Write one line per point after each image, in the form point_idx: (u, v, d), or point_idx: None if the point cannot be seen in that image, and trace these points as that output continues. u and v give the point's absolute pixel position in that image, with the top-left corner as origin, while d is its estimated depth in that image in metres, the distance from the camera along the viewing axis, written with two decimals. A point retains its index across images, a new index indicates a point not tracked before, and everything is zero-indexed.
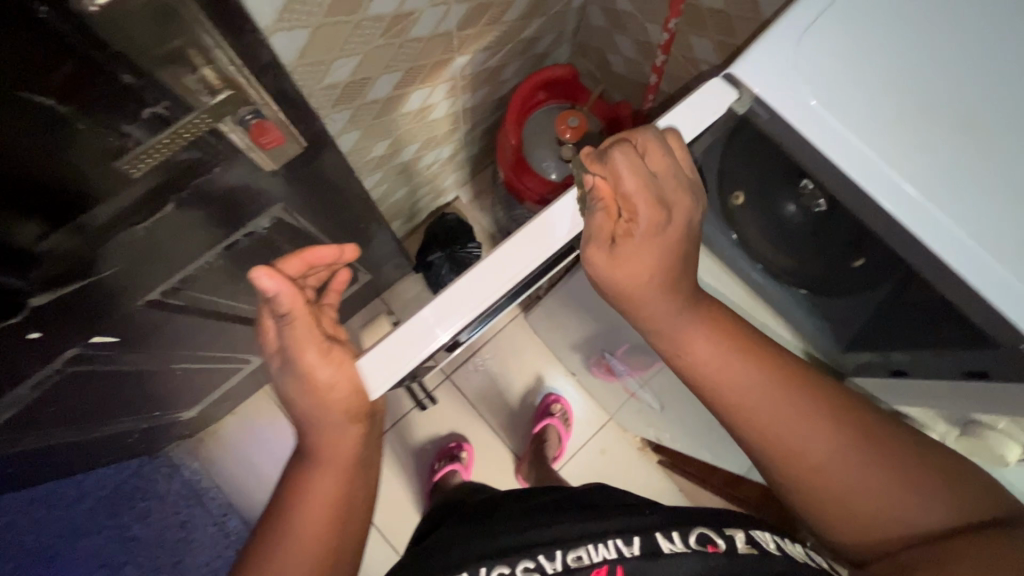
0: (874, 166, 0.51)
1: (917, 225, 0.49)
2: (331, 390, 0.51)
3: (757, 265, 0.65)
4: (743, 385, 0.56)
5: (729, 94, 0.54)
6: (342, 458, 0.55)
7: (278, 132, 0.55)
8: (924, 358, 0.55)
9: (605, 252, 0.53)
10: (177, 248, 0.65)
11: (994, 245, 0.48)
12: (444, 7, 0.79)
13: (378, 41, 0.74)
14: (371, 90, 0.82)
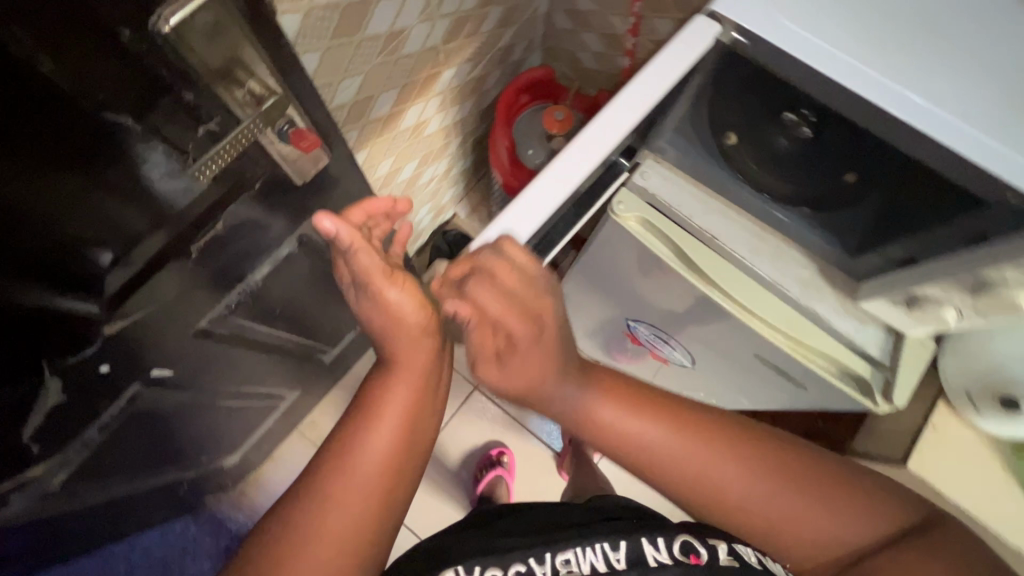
0: (852, 71, 0.57)
1: (901, 113, 0.56)
2: (402, 311, 0.56)
3: (762, 195, 0.68)
4: (642, 435, 0.57)
5: (712, 28, 0.61)
6: (415, 372, 0.56)
7: (313, 136, 0.61)
8: (931, 238, 0.58)
9: (490, 361, 0.57)
10: (223, 269, 0.69)
11: (971, 121, 0.55)
12: (428, 24, 0.86)
13: (378, 59, 0.80)
14: (372, 109, 0.88)
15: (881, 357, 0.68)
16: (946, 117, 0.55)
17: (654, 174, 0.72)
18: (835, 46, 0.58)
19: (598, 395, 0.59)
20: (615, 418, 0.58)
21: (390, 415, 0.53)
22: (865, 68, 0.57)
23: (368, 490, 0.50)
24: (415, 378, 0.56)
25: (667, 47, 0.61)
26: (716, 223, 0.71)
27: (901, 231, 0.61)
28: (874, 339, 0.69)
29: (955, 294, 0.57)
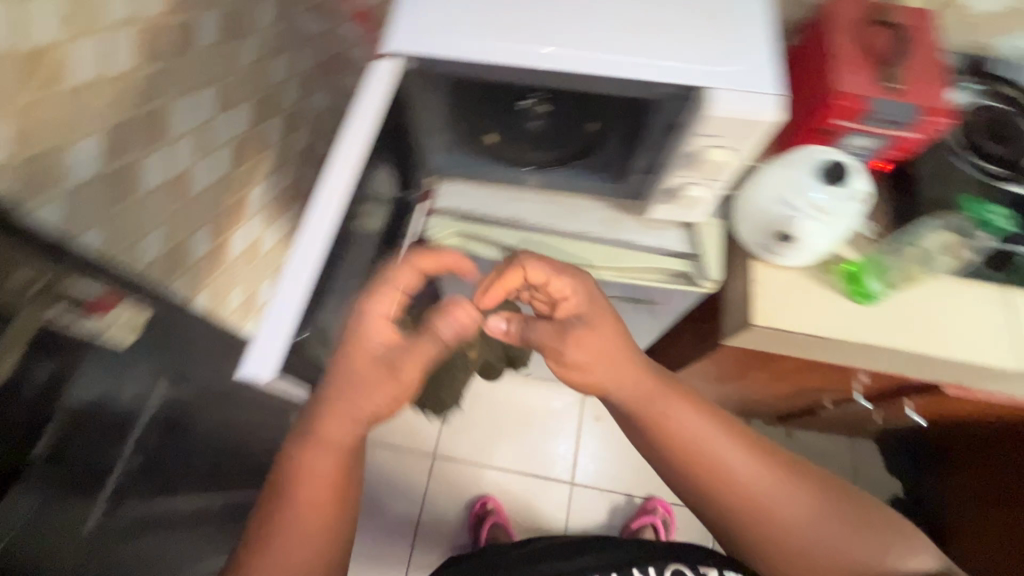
0: (512, 54, 0.59)
1: (572, 69, 0.58)
2: (371, 391, 0.52)
3: (532, 169, 0.79)
4: (703, 436, 0.56)
5: (396, 63, 0.59)
6: (342, 439, 0.51)
7: (112, 298, 0.71)
8: (649, 148, 0.67)
9: (582, 333, 0.60)
10: (84, 458, 0.67)
11: (634, 44, 0.60)
12: (209, 157, 0.92)
13: (169, 207, 0.85)
14: (191, 250, 0.92)
15: (688, 250, 0.79)
16: (619, 60, 0.59)
17: (450, 193, 0.83)
18: (498, 40, 0.59)
19: (670, 403, 0.57)
20: (677, 419, 0.56)
21: (310, 485, 0.50)
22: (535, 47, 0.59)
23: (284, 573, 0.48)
24: (340, 450, 0.51)
25: (360, 91, 0.57)
26: (513, 206, 0.82)
27: (627, 153, 0.73)
28: (678, 239, 0.81)
29: (689, 174, 0.67)
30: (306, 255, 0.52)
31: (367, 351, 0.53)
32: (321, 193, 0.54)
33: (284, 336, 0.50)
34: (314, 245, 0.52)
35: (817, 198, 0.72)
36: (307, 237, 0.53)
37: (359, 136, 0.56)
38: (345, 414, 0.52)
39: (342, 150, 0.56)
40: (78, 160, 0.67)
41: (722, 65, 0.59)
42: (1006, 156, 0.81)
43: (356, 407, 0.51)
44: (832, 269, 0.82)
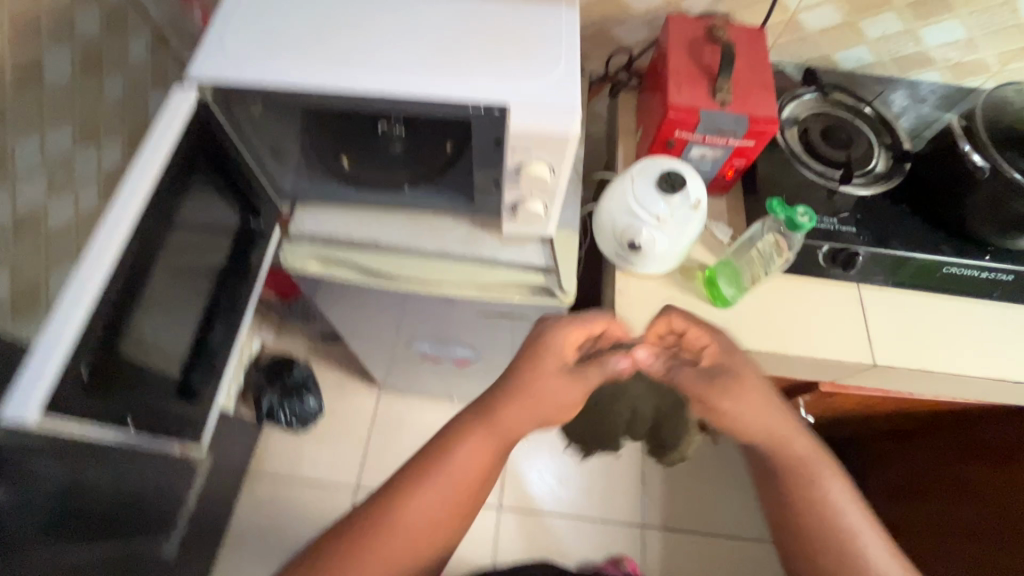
0: (314, 77, 0.60)
1: (377, 89, 0.59)
2: (552, 400, 0.64)
3: (389, 191, 0.79)
4: (830, 488, 0.63)
5: (190, 92, 0.61)
6: (506, 432, 0.64)
7: None
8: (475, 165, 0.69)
9: (731, 386, 0.64)
10: None
11: (443, 62, 0.61)
12: (68, 193, 0.90)
13: (16, 247, 0.82)
14: (49, 290, 0.89)
15: (546, 263, 0.80)
16: (423, 79, 0.60)
17: (308, 218, 0.81)
18: (303, 66, 0.61)
19: (806, 453, 0.64)
20: (824, 487, 0.63)
21: (459, 467, 0.62)
22: (340, 72, 0.60)
23: (423, 527, 0.61)
24: (495, 446, 0.64)
25: (149, 132, 0.59)
26: (371, 227, 0.81)
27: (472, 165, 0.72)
28: (535, 253, 0.81)
29: (516, 190, 0.68)
30: (82, 291, 0.53)
31: (551, 370, 0.64)
32: (103, 230, 0.55)
33: (51, 373, 0.50)
34: (93, 281, 0.53)
35: (658, 207, 0.74)
36: (82, 275, 0.53)
37: (144, 173, 0.58)
38: (512, 421, 0.64)
39: (127, 188, 0.57)
40: None
41: (527, 80, 0.60)
42: (838, 159, 0.86)
43: (526, 414, 0.64)
44: (695, 277, 0.84)
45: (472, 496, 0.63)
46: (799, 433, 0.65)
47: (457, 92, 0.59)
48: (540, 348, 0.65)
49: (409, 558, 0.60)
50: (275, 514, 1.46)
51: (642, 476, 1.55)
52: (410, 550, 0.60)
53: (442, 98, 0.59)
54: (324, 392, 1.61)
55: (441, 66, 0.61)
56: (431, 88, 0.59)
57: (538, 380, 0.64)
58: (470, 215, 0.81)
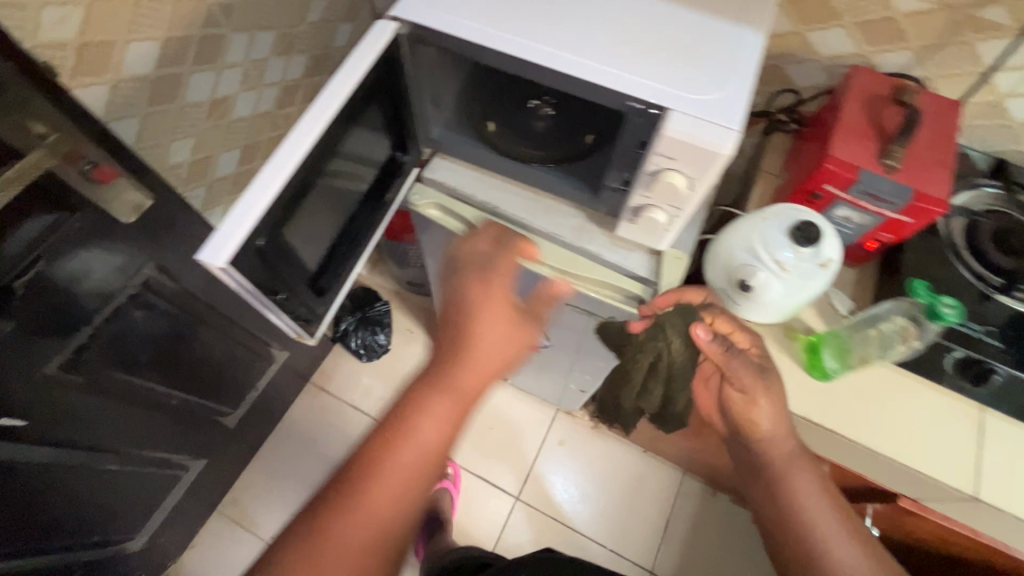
0: (500, 38, 0.63)
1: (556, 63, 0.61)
2: (495, 352, 0.62)
3: (522, 163, 0.82)
4: (799, 482, 0.69)
5: (390, 26, 0.66)
6: (467, 392, 0.61)
7: (111, 170, 0.72)
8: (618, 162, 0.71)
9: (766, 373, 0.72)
10: (62, 307, 0.76)
11: (626, 49, 0.61)
12: (256, 91, 1.02)
13: (206, 123, 0.95)
14: (216, 168, 1.02)
15: (647, 276, 0.80)
16: (598, 66, 0.61)
17: (442, 167, 0.87)
18: (492, 25, 0.63)
19: (786, 451, 0.71)
20: (795, 483, 0.68)
21: (432, 423, 0.59)
22: (523, 39, 0.62)
23: (404, 480, 0.57)
24: (465, 405, 0.61)
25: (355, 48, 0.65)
26: (495, 194, 0.86)
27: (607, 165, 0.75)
28: (640, 263, 0.81)
29: (650, 195, 0.68)
30: (276, 170, 0.60)
31: (502, 299, 0.64)
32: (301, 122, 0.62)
33: (232, 249, 0.57)
34: (276, 178, 0.59)
35: (786, 255, 0.70)
36: (278, 156, 0.60)
37: (345, 83, 0.64)
38: (475, 372, 0.61)
39: (329, 91, 0.63)
40: (132, 57, 0.77)
41: (700, 90, 0.59)
42: (1003, 265, 0.77)
43: (487, 362, 0.62)
44: (797, 338, 0.80)
45: (447, 448, 0.60)
46: (784, 438, 0.71)
47: (626, 86, 0.60)
48: (482, 287, 0.66)
49: (400, 509, 0.57)
50: (321, 424, 1.58)
51: (666, 524, 1.50)
52: (383, 516, 0.55)
53: (611, 88, 0.60)
54: (394, 334, 1.71)
55: (619, 56, 0.61)
56: (604, 76, 0.60)
57: (487, 324, 0.63)
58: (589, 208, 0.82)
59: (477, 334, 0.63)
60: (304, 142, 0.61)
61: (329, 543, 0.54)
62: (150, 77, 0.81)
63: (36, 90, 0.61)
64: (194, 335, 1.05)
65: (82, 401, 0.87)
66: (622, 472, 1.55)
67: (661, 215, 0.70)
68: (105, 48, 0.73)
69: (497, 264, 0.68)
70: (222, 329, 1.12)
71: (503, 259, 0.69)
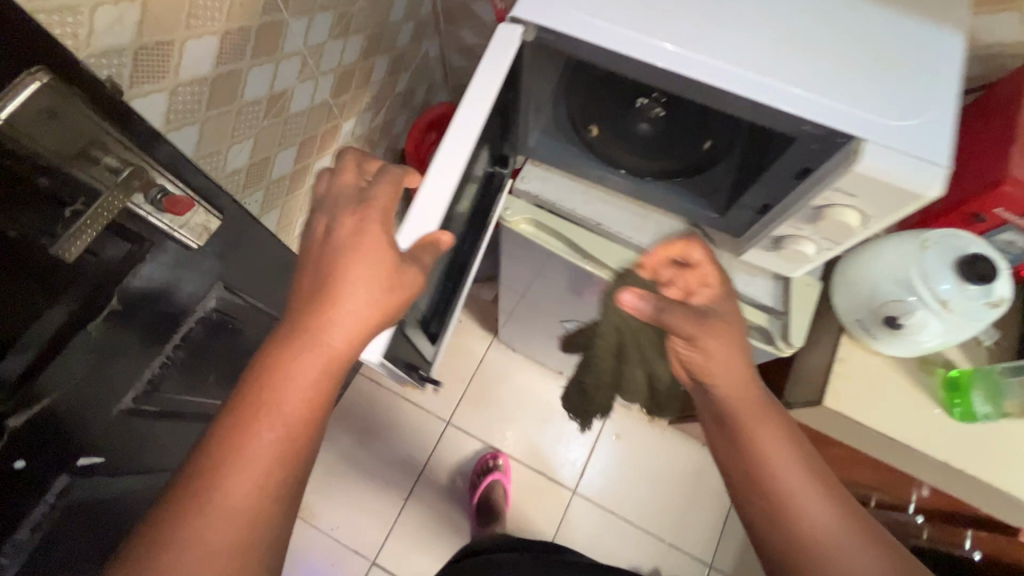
0: (650, 47, 0.52)
1: (715, 78, 0.51)
2: (350, 288, 0.51)
3: (634, 177, 0.73)
4: (768, 442, 0.57)
5: (514, 30, 0.55)
6: (331, 348, 0.51)
7: (188, 201, 0.63)
8: (769, 188, 0.61)
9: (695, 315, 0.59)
10: (135, 340, 0.70)
11: (800, 60, 0.51)
12: (313, 81, 0.92)
13: (265, 123, 0.85)
14: (274, 169, 0.93)
15: (773, 305, 0.72)
16: (768, 81, 0.50)
17: (535, 178, 0.78)
18: (640, 30, 0.53)
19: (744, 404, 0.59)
20: (761, 445, 0.57)
21: (294, 389, 0.50)
22: (674, 47, 0.52)
23: (271, 455, 0.49)
24: (332, 362, 0.52)
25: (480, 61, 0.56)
26: (599, 209, 0.77)
27: (744, 187, 0.65)
28: (764, 290, 0.73)
29: (804, 227, 0.59)
30: (421, 223, 0.55)
31: (377, 245, 0.52)
32: (435, 163, 0.56)
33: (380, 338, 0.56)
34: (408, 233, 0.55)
35: (948, 292, 0.62)
36: (418, 204, 0.56)
37: (478, 109, 0.56)
38: (334, 325, 0.51)
39: (460, 121, 0.56)
40: (191, 58, 0.67)
41: (901, 115, 0.49)
42: None
43: (356, 313, 0.51)
44: (934, 372, 0.73)
45: (322, 403, 0.52)
46: (749, 389, 0.59)
47: (806, 108, 0.49)
48: (354, 225, 0.53)
49: (272, 484, 0.49)
50: (373, 415, 1.57)
51: (725, 519, 1.49)
52: (252, 487, 0.48)
53: (784, 109, 0.50)
54: None
55: (794, 69, 0.51)
56: (776, 94, 0.50)
57: (347, 271, 0.51)
58: (708, 225, 0.73)
59: (337, 282, 0.51)
60: (439, 191, 0.56)
61: (180, 557, 0.45)
62: (209, 78, 0.71)
63: (105, 116, 0.52)
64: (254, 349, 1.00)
65: (155, 429, 0.83)
66: (680, 465, 1.54)
67: (806, 246, 0.61)
68: (163, 49, 0.63)
69: (370, 203, 0.54)
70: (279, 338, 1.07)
71: (374, 195, 0.54)
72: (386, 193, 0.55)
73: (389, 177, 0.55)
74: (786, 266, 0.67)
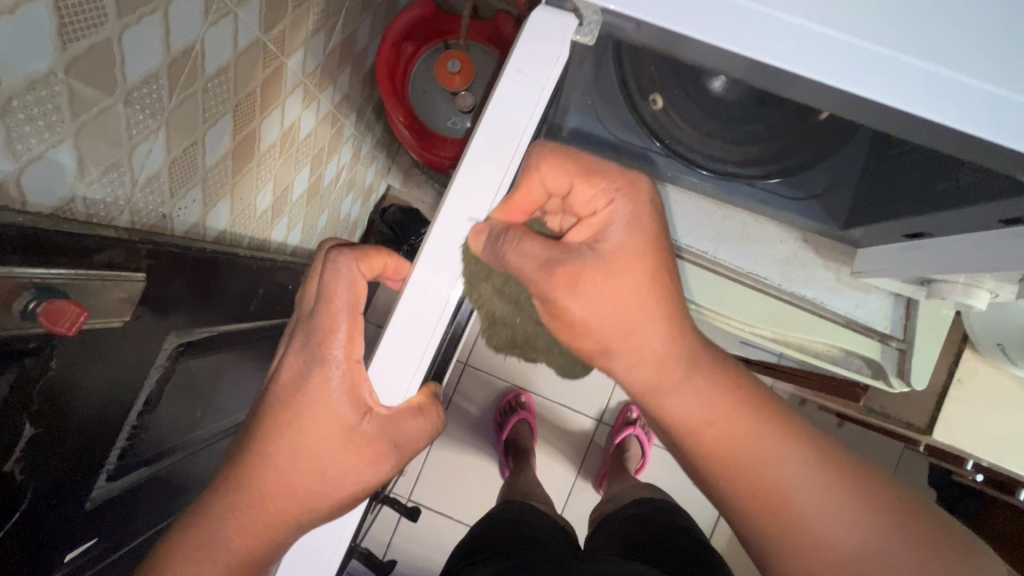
0: (777, 27, 0.36)
1: (865, 81, 0.35)
2: (312, 439, 0.47)
3: (699, 170, 0.55)
4: (784, 475, 0.51)
5: (566, 22, 0.40)
6: (286, 511, 0.47)
7: (80, 309, 0.43)
8: (942, 218, 0.42)
9: (541, 245, 0.44)
10: (86, 435, 0.56)
11: (987, 50, 0.34)
12: (229, 18, 0.63)
13: (173, 101, 0.60)
14: (205, 153, 0.69)
15: (891, 332, 0.56)
16: (975, 83, 0.34)
17: None
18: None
19: (755, 438, 0.51)
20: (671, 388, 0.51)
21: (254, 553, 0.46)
22: (837, 33, 0.35)
23: None
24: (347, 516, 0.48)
25: (502, 76, 0.40)
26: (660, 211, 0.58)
27: (899, 211, 0.46)
28: (882, 310, 0.57)
29: (985, 279, 0.43)
30: (403, 357, 0.42)
31: (326, 403, 0.46)
32: (423, 257, 0.41)
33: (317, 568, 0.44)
34: (393, 327, 0.41)
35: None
36: (399, 321, 0.41)
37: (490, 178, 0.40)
38: (282, 482, 0.47)
39: (462, 189, 0.41)
40: (8, 48, 0.41)
41: None
42: None
43: (296, 472, 0.47)
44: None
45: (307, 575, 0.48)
46: (650, 348, 0.50)
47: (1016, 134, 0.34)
48: (311, 379, 0.46)
49: None
50: None
51: None
52: None
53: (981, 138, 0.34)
54: None
55: (1006, 61, 0.34)
56: (992, 113, 0.34)
57: (304, 424, 0.47)
58: (812, 231, 0.56)
59: (305, 425, 0.46)
60: (441, 272, 0.41)
61: None
62: (59, 71, 0.46)
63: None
64: (231, 370, 0.87)
65: (155, 484, 0.73)
66: None
67: (977, 295, 0.44)
68: None
69: (337, 328, 0.46)
70: (261, 346, 0.95)
71: (327, 316, 0.46)
72: (342, 306, 0.46)
73: (342, 280, 0.46)
74: (913, 293, 0.52)
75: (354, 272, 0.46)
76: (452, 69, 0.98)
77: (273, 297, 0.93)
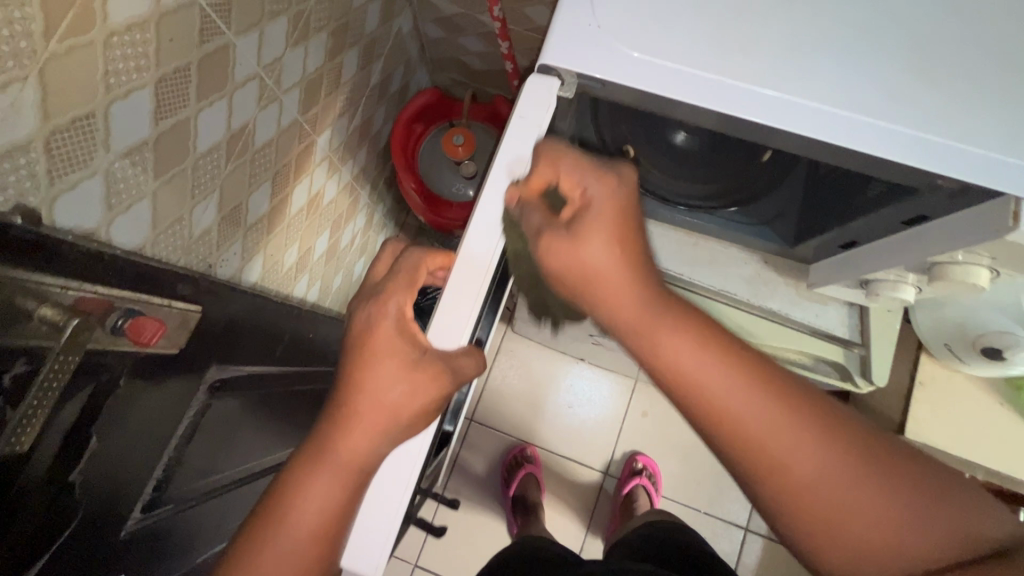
0: (702, 84, 0.52)
1: (767, 114, 0.51)
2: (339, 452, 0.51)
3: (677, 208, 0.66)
4: (770, 435, 0.45)
5: (551, 82, 0.54)
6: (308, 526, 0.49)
7: (157, 321, 0.52)
8: (868, 222, 0.55)
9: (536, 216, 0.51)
10: (131, 457, 0.60)
11: (841, 97, 0.50)
12: (276, 103, 0.77)
13: (227, 168, 0.72)
14: (248, 212, 0.80)
15: (852, 339, 0.69)
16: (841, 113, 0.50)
17: None
18: (680, 61, 0.52)
19: (725, 381, 0.47)
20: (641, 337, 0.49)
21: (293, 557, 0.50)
22: (749, 84, 0.51)
23: None
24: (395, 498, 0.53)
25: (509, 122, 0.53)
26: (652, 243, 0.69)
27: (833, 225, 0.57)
28: (839, 318, 0.69)
29: (907, 275, 0.55)
30: (450, 322, 0.53)
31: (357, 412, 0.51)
32: (461, 262, 0.53)
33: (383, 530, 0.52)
34: (438, 313, 0.52)
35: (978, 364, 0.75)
36: (443, 311, 0.52)
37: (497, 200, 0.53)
38: None
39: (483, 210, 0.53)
40: (121, 123, 0.52)
41: (946, 133, 0.49)
42: None
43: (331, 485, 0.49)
44: None
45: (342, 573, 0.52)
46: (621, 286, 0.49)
47: (875, 141, 0.50)
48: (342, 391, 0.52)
49: None
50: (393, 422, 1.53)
51: None
52: None
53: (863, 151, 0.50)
54: None
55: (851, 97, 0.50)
56: (857, 132, 0.50)
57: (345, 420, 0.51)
58: (771, 253, 0.67)
59: None
60: (472, 275, 0.53)
61: None
62: (151, 140, 0.57)
63: (35, 266, 0.43)
64: (263, 410, 0.91)
65: (183, 525, 0.74)
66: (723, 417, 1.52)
67: (904, 288, 0.56)
68: (86, 125, 0.49)
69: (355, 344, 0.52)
70: (290, 397, 0.98)
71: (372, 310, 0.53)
72: (399, 284, 0.53)
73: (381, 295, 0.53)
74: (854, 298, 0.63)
75: (421, 259, 0.54)
76: (457, 143, 1.12)
77: (294, 348, 0.99)
